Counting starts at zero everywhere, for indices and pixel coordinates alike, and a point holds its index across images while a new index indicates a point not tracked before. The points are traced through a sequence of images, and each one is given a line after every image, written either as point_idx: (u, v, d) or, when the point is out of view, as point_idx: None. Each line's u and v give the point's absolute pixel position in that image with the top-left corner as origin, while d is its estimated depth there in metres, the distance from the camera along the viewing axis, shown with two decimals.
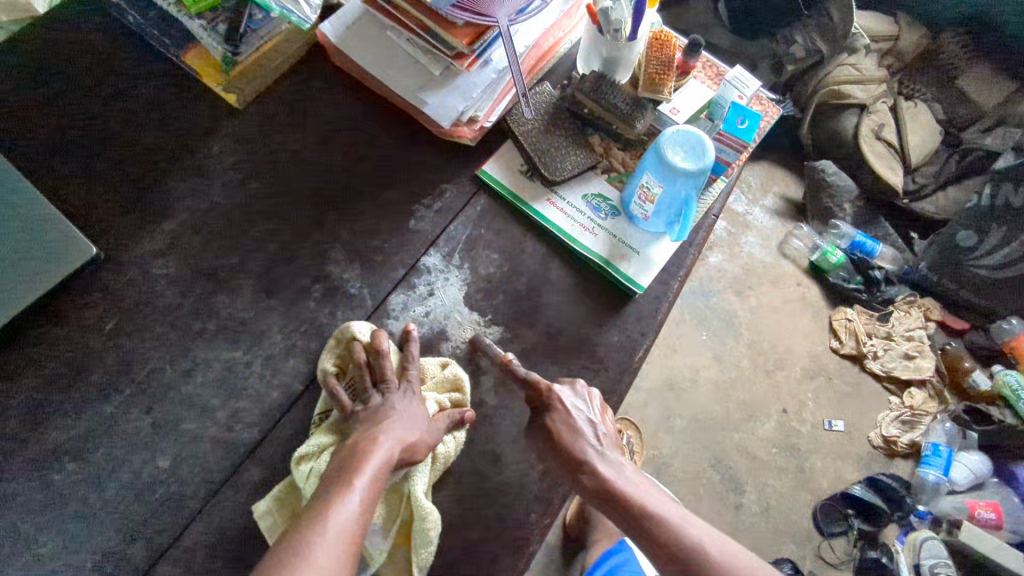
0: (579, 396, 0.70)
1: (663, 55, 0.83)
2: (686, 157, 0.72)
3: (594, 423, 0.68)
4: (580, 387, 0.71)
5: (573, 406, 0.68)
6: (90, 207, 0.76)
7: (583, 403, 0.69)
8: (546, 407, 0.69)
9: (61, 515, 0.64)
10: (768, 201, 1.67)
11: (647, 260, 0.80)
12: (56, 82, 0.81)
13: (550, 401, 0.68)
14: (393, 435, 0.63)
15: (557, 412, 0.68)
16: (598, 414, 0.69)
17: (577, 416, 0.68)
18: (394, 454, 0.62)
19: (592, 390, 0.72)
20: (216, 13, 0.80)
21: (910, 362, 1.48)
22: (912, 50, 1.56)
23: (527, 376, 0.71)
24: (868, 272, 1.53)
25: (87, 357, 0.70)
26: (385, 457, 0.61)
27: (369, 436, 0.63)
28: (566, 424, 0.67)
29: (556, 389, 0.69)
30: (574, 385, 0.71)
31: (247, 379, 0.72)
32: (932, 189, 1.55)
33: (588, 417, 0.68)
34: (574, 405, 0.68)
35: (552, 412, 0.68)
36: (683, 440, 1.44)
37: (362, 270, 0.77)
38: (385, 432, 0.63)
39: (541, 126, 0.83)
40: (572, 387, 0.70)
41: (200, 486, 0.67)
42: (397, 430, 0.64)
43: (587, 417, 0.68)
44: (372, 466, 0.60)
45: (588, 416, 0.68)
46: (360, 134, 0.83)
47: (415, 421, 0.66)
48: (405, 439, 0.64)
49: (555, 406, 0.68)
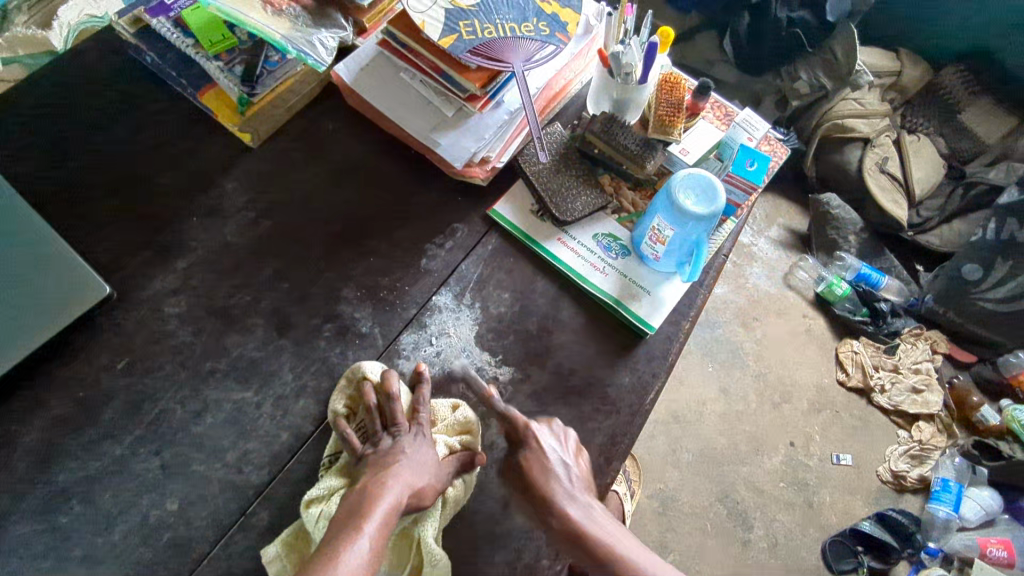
0: (556, 436, 0.69)
1: (673, 98, 0.83)
2: (697, 202, 0.72)
3: (567, 464, 0.67)
4: (557, 427, 0.71)
5: (547, 446, 0.68)
6: (105, 246, 0.77)
7: (559, 444, 0.69)
8: (521, 444, 0.69)
9: (67, 559, 0.64)
10: (773, 233, 1.68)
11: (658, 301, 0.80)
12: (73, 122, 0.82)
13: (526, 438, 0.68)
14: (403, 479, 0.63)
15: (531, 450, 0.67)
16: (570, 454, 0.68)
17: (549, 455, 0.67)
18: (403, 498, 0.62)
19: (569, 429, 0.71)
20: (233, 54, 0.81)
21: (918, 396, 1.47)
22: (914, 85, 1.59)
23: (506, 409, 0.71)
24: (873, 304, 1.52)
25: (97, 397, 0.70)
26: (394, 502, 0.60)
27: (378, 480, 0.62)
28: (538, 462, 0.66)
29: (532, 426, 0.69)
30: (552, 424, 0.71)
31: (257, 420, 0.71)
32: (936, 222, 1.55)
33: (562, 457, 0.67)
34: (548, 444, 0.68)
35: (526, 450, 0.68)
36: (689, 474, 1.43)
37: (373, 310, 0.77)
38: (394, 475, 0.63)
39: (553, 167, 0.83)
40: (548, 426, 0.70)
41: (207, 529, 0.66)
42: (406, 474, 0.64)
43: (560, 455, 0.68)
44: (381, 509, 0.59)
45: (561, 456, 0.68)
46: (372, 173, 0.84)
47: (425, 465, 0.66)
48: (414, 484, 0.63)
49: (531, 445, 0.68)
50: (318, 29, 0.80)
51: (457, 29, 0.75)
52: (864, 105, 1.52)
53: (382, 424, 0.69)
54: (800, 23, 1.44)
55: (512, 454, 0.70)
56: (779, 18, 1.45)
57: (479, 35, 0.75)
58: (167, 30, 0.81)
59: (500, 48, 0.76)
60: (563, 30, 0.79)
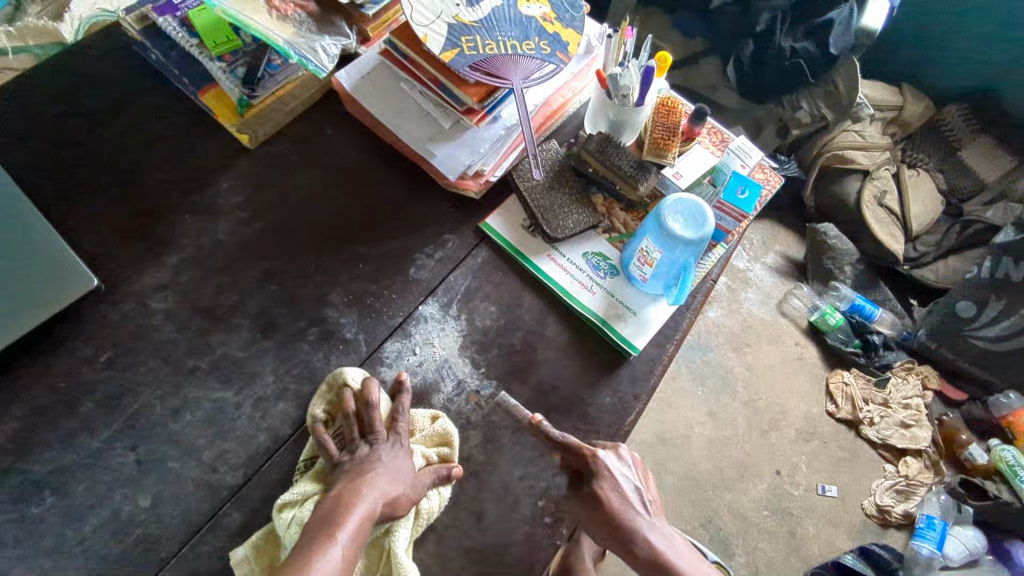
0: (623, 463, 0.70)
1: (669, 121, 0.85)
2: (685, 226, 0.73)
3: (639, 491, 0.69)
4: (622, 452, 0.71)
5: (620, 475, 0.68)
6: (96, 238, 0.77)
7: (627, 470, 0.69)
8: (593, 473, 0.68)
9: (34, 551, 0.63)
10: (769, 259, 1.68)
11: (643, 322, 0.80)
12: (73, 115, 0.83)
13: (597, 467, 0.68)
14: (376, 488, 0.63)
15: (604, 479, 0.68)
16: (641, 481, 0.69)
17: (623, 483, 0.68)
18: (376, 508, 0.62)
19: (632, 454, 0.72)
20: (237, 56, 0.82)
21: (907, 431, 1.47)
22: (916, 120, 1.60)
23: (568, 441, 0.70)
24: (866, 336, 1.53)
25: (77, 388, 0.70)
26: (367, 512, 0.60)
27: (353, 489, 0.62)
28: (615, 493, 0.67)
29: (601, 456, 0.68)
30: (617, 450, 0.71)
31: (236, 420, 0.71)
32: (933, 258, 1.55)
33: (634, 484, 0.69)
34: (621, 473, 0.69)
35: (599, 479, 0.68)
36: (672, 497, 1.42)
37: (359, 316, 0.78)
38: (369, 484, 0.63)
39: (547, 184, 0.84)
40: (616, 453, 0.70)
41: (178, 527, 0.66)
42: (380, 484, 0.64)
43: (631, 483, 0.69)
44: (354, 519, 0.59)
45: (632, 482, 0.69)
46: (367, 180, 0.85)
47: (399, 475, 0.66)
48: (389, 494, 0.63)
49: (603, 474, 0.68)
50: (320, 35, 0.81)
51: (459, 43, 0.75)
52: (865, 138, 1.54)
53: (359, 431, 0.69)
54: (803, 54, 1.42)
55: (578, 483, 0.70)
56: (783, 46, 1.43)
57: (481, 51, 0.75)
58: (173, 28, 0.83)
59: (501, 65, 0.76)
60: (565, 49, 0.79)
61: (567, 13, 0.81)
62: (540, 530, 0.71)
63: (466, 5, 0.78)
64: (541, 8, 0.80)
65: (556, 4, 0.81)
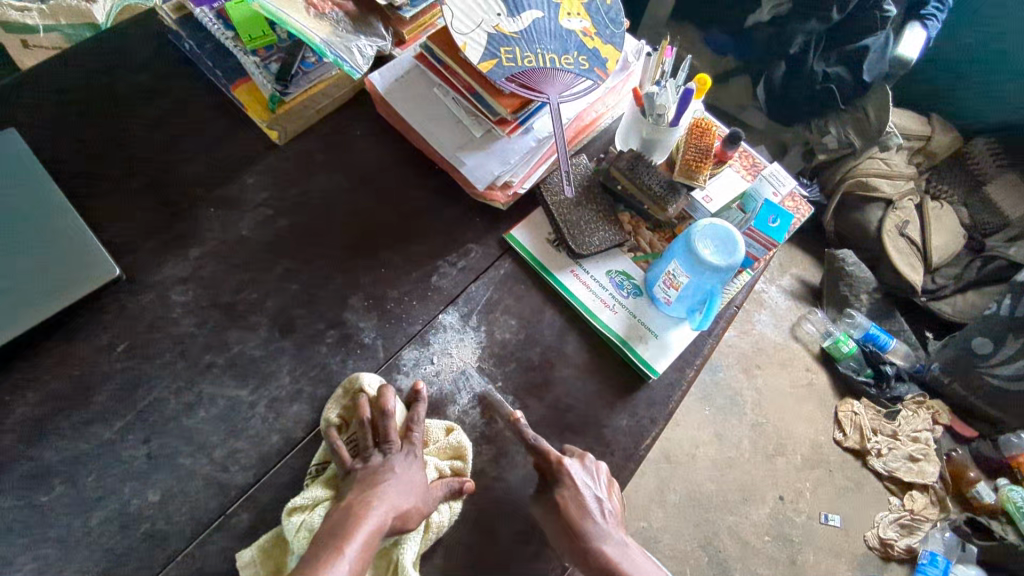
0: (588, 472, 0.69)
1: (702, 143, 0.82)
2: (715, 252, 0.71)
3: (602, 500, 0.68)
4: (589, 462, 0.70)
5: (582, 483, 0.68)
6: (120, 226, 0.77)
7: (591, 479, 0.69)
8: (556, 479, 0.68)
9: (41, 539, 0.63)
10: (785, 282, 1.67)
11: (665, 345, 0.79)
12: (104, 100, 0.82)
13: (560, 474, 0.68)
14: (388, 500, 0.61)
15: (566, 488, 0.67)
16: (605, 492, 0.68)
17: (585, 493, 0.67)
18: (388, 519, 0.60)
19: (600, 463, 0.71)
20: (271, 51, 0.81)
21: (914, 464, 1.44)
22: (943, 152, 1.60)
23: (537, 442, 0.70)
24: (878, 366, 1.50)
25: (93, 377, 0.70)
26: (378, 525, 0.59)
27: (363, 500, 0.61)
28: (574, 501, 0.67)
29: (565, 463, 0.68)
30: (584, 460, 0.70)
31: (249, 420, 0.71)
32: (951, 291, 1.53)
33: (597, 495, 0.68)
34: (582, 481, 0.68)
35: (561, 487, 0.68)
36: (674, 516, 1.41)
37: (378, 321, 0.77)
38: (380, 495, 0.61)
39: (575, 200, 0.83)
40: (581, 462, 0.70)
41: (186, 525, 0.65)
42: (392, 496, 0.62)
43: (595, 494, 0.68)
44: (364, 532, 0.57)
45: (594, 492, 0.67)
46: (393, 184, 0.84)
47: (411, 487, 0.64)
48: (399, 506, 0.62)
49: (564, 481, 0.68)
50: (356, 36, 0.81)
51: (497, 54, 0.74)
52: (890, 166, 1.53)
53: (373, 438, 0.67)
54: (835, 79, 1.41)
55: (545, 487, 0.70)
56: (815, 70, 1.42)
57: (520, 63, 0.74)
58: (209, 19, 0.81)
59: (539, 78, 0.75)
60: (603, 66, 0.78)
61: (607, 29, 0.80)
62: (550, 550, 0.69)
63: (507, 15, 0.77)
64: (581, 22, 0.79)
65: (598, 19, 0.80)
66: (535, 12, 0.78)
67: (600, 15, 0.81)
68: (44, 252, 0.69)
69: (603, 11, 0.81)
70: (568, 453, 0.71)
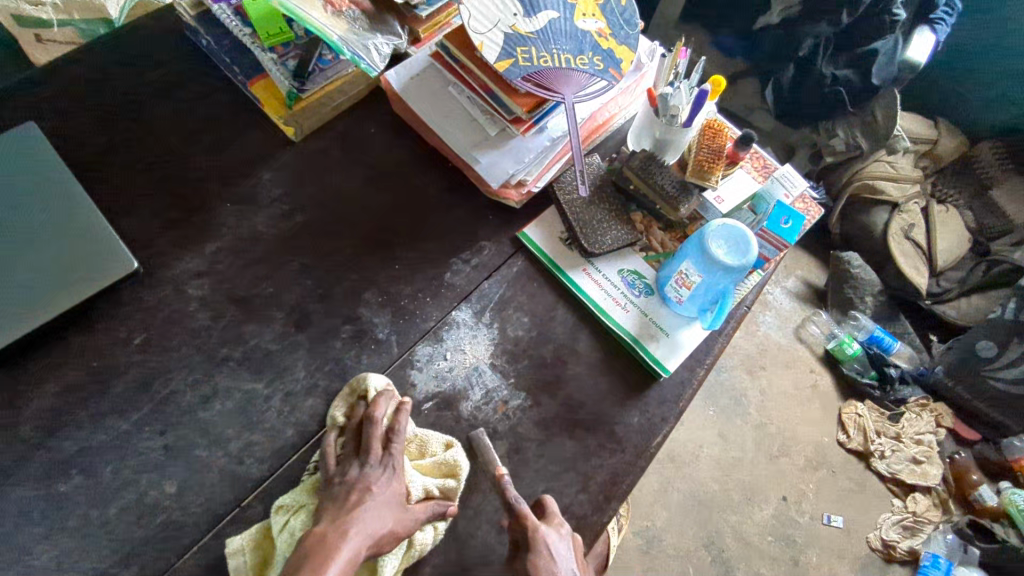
0: (565, 543, 0.66)
1: (714, 144, 0.83)
2: (728, 252, 0.72)
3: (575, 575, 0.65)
4: (566, 530, 0.67)
5: (558, 552, 0.65)
6: (137, 219, 0.77)
7: (567, 551, 0.66)
8: (530, 548, 0.64)
9: (58, 528, 0.64)
10: (789, 284, 1.68)
11: (676, 344, 0.80)
12: (122, 95, 0.83)
13: (535, 542, 0.64)
14: (363, 529, 0.60)
15: (540, 559, 0.63)
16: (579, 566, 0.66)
17: (560, 565, 0.64)
18: (361, 549, 0.59)
19: (574, 533, 0.68)
20: (288, 49, 0.82)
21: (917, 466, 1.45)
22: (948, 156, 1.60)
23: (515, 503, 0.67)
24: (883, 368, 1.49)
25: (110, 369, 0.70)
26: (349, 559, 0.58)
27: (338, 528, 0.60)
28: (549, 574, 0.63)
29: (542, 531, 0.65)
30: (561, 528, 0.67)
31: (265, 413, 0.71)
32: (955, 294, 1.53)
33: (571, 569, 0.65)
34: (560, 554, 0.65)
35: (536, 556, 0.63)
36: (678, 515, 1.42)
37: (392, 316, 0.77)
38: (355, 524, 0.60)
39: (587, 199, 0.83)
40: (558, 530, 0.66)
41: (202, 516, 0.66)
42: (368, 521, 0.61)
43: (570, 567, 0.65)
44: (335, 567, 0.56)
45: (570, 566, 0.65)
46: (408, 181, 0.85)
47: (390, 507, 0.63)
48: (375, 532, 0.61)
49: (539, 549, 0.64)
50: (373, 34, 0.81)
51: (514, 54, 0.75)
52: (897, 169, 1.53)
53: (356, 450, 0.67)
54: (844, 82, 1.41)
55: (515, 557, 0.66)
56: (824, 74, 1.42)
57: (535, 63, 0.75)
58: (227, 16, 0.82)
59: (554, 78, 0.76)
60: (617, 66, 0.79)
61: (622, 30, 0.81)
62: None
63: (523, 15, 0.77)
64: (596, 23, 0.80)
65: (612, 20, 0.81)
66: (551, 12, 0.78)
67: (614, 16, 0.81)
68: (62, 246, 0.69)
69: (618, 12, 0.82)
70: (544, 518, 0.67)
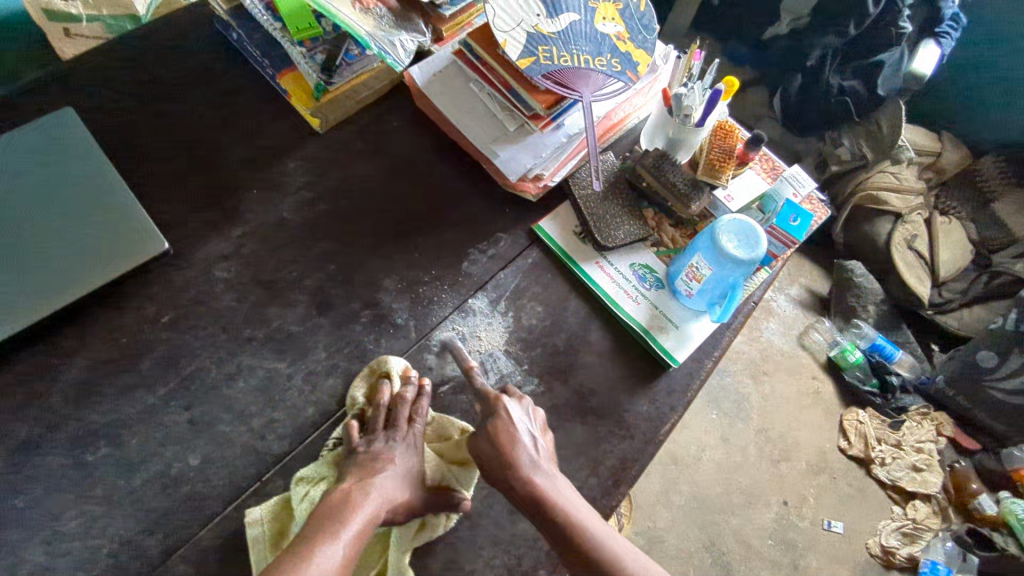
0: (524, 409, 0.69)
1: (725, 144, 0.85)
2: (738, 246, 0.74)
3: (535, 436, 0.67)
4: (527, 403, 0.70)
5: (518, 418, 0.67)
6: (167, 203, 0.80)
7: (529, 418, 0.68)
8: (492, 413, 0.68)
9: (85, 497, 0.66)
10: (793, 291, 1.70)
11: (685, 336, 0.82)
12: (155, 86, 0.86)
13: (497, 408, 0.68)
14: (384, 494, 0.63)
15: (500, 419, 0.67)
16: (538, 428, 0.68)
17: (518, 426, 0.66)
18: (379, 512, 0.62)
19: (537, 407, 0.71)
20: (316, 43, 0.84)
21: (917, 474, 1.45)
22: (952, 168, 1.63)
23: (483, 386, 0.72)
24: (884, 376, 1.52)
25: (138, 345, 0.73)
26: (370, 517, 0.61)
27: (363, 487, 0.63)
28: (507, 429, 0.66)
29: (503, 399, 0.68)
30: (521, 399, 0.70)
31: (287, 391, 0.73)
32: (957, 305, 1.55)
33: (530, 430, 0.67)
34: (518, 416, 0.67)
35: (497, 418, 0.67)
36: (679, 517, 1.44)
37: (410, 303, 0.80)
38: (375, 487, 0.63)
39: (601, 195, 0.86)
40: (518, 400, 0.69)
41: (225, 489, 0.68)
42: (389, 488, 0.64)
43: (530, 429, 0.67)
44: (359, 520, 0.60)
45: (529, 428, 0.67)
46: (428, 174, 0.88)
47: (409, 481, 0.67)
48: (394, 500, 0.64)
49: (500, 413, 0.67)
50: (399, 31, 0.84)
51: (535, 52, 0.77)
52: (900, 180, 1.53)
53: (382, 422, 0.70)
54: (850, 93, 1.45)
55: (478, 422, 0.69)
56: (830, 84, 1.45)
57: (556, 61, 0.78)
58: (258, 10, 0.84)
59: (573, 77, 0.79)
60: (634, 68, 0.81)
61: (641, 35, 0.84)
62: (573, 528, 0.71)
63: (546, 16, 0.80)
64: (616, 26, 0.83)
65: (631, 25, 0.84)
66: (572, 14, 0.82)
67: (633, 21, 0.84)
68: (96, 227, 0.72)
69: (637, 17, 0.85)
70: (508, 394, 0.71)
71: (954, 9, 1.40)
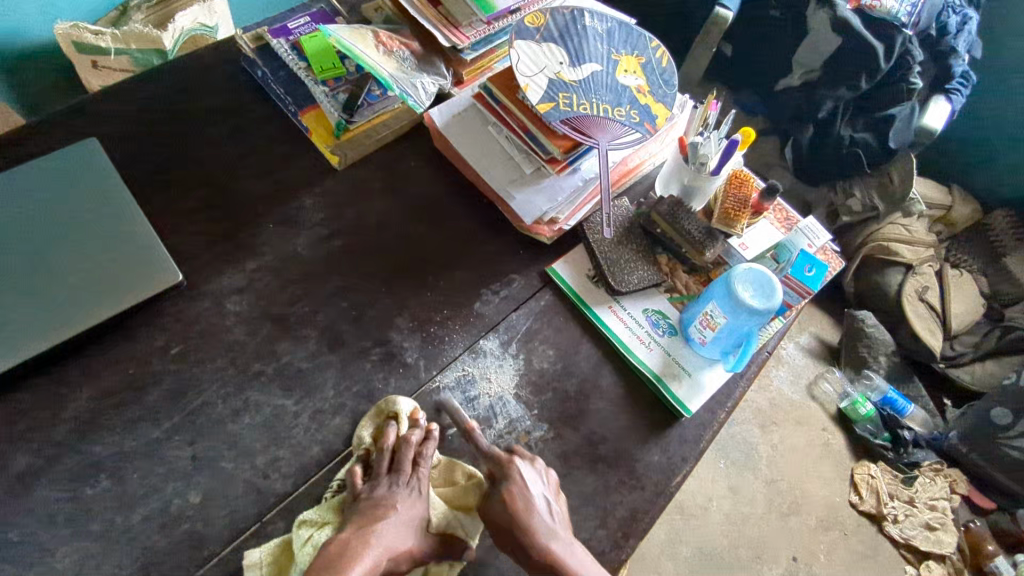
0: (537, 471, 0.68)
1: (740, 194, 0.85)
2: (754, 296, 0.73)
3: (549, 501, 0.66)
4: (539, 465, 0.69)
5: (532, 483, 0.66)
6: (183, 234, 0.80)
7: (542, 481, 0.67)
8: (504, 478, 0.66)
9: (81, 533, 0.64)
10: (803, 339, 1.68)
11: (698, 385, 0.81)
12: (179, 119, 0.88)
13: (510, 472, 0.66)
14: (384, 543, 0.61)
15: (515, 486, 0.65)
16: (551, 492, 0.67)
17: (533, 489, 0.65)
18: (381, 562, 0.59)
19: (550, 468, 0.70)
20: (339, 83, 0.88)
21: (931, 533, 1.42)
22: (963, 222, 1.65)
23: (489, 447, 0.70)
24: (896, 431, 1.49)
25: (146, 377, 0.72)
26: (371, 567, 0.58)
27: (361, 536, 0.60)
28: (523, 498, 0.64)
29: (516, 462, 0.67)
30: (534, 461, 0.69)
31: (292, 429, 0.72)
32: (970, 358, 1.52)
33: (544, 494, 0.66)
34: (533, 480, 0.66)
35: (510, 484, 0.65)
36: (685, 570, 1.39)
37: (421, 342, 0.79)
38: (377, 535, 0.61)
39: (614, 240, 0.87)
40: (531, 463, 0.68)
41: (223, 528, 0.66)
42: (389, 537, 0.61)
43: (543, 493, 0.66)
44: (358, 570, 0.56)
45: (544, 492, 0.66)
46: (442, 213, 0.88)
47: (411, 529, 0.64)
48: (395, 549, 0.61)
49: (514, 478, 0.66)
50: (420, 74, 0.86)
51: (555, 98, 0.78)
52: (910, 233, 1.55)
53: (386, 466, 0.67)
54: (862, 144, 1.47)
55: (488, 490, 0.67)
56: (842, 135, 1.48)
57: (575, 108, 0.79)
58: (285, 51, 0.89)
59: (591, 124, 0.80)
60: (652, 121, 0.81)
61: (661, 89, 0.85)
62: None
63: (569, 64, 0.82)
64: (636, 80, 0.84)
65: (652, 79, 0.85)
66: (594, 64, 0.83)
67: (654, 75, 0.85)
68: (112, 254, 0.72)
69: (658, 72, 0.86)
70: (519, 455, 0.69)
71: (964, 67, 1.43)
